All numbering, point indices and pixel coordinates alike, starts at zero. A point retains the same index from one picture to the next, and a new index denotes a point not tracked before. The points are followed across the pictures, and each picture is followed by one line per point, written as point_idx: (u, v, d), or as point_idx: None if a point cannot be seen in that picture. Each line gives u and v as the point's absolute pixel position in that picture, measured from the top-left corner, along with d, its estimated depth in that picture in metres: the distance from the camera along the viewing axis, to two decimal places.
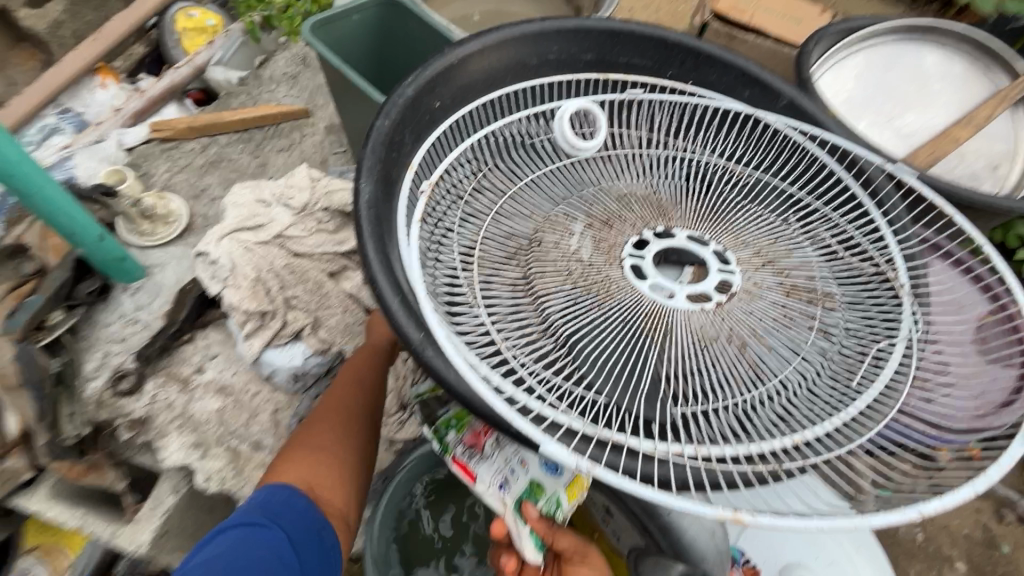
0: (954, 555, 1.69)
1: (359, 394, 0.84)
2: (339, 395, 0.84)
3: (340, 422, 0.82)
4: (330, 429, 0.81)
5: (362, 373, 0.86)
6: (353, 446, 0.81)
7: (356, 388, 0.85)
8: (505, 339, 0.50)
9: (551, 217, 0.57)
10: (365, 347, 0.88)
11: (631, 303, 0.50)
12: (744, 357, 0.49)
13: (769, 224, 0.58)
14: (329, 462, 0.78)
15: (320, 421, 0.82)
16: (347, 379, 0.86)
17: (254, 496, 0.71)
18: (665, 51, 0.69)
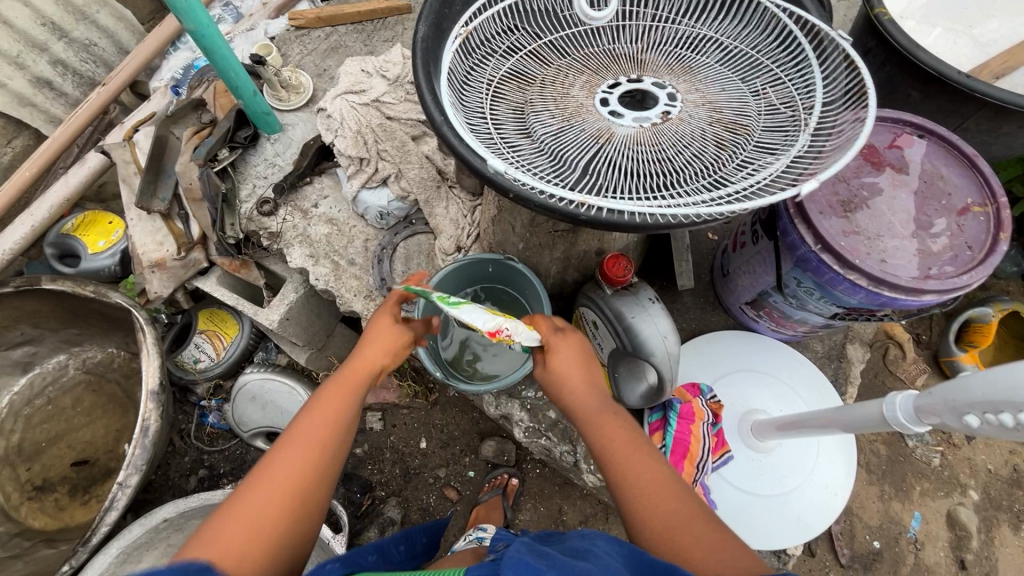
0: (970, 484, 1.72)
1: (345, 420, 0.80)
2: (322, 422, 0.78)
3: (321, 455, 0.76)
4: (314, 445, 0.76)
5: (353, 390, 0.83)
6: (308, 521, 0.73)
7: (342, 409, 0.81)
8: (497, 133, 0.71)
9: (558, 67, 0.77)
10: (359, 365, 0.85)
11: (594, 120, 0.70)
12: (656, 153, 0.67)
13: (723, 81, 0.75)
14: (288, 501, 0.71)
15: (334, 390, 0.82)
16: (330, 405, 0.80)
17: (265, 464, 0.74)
18: None
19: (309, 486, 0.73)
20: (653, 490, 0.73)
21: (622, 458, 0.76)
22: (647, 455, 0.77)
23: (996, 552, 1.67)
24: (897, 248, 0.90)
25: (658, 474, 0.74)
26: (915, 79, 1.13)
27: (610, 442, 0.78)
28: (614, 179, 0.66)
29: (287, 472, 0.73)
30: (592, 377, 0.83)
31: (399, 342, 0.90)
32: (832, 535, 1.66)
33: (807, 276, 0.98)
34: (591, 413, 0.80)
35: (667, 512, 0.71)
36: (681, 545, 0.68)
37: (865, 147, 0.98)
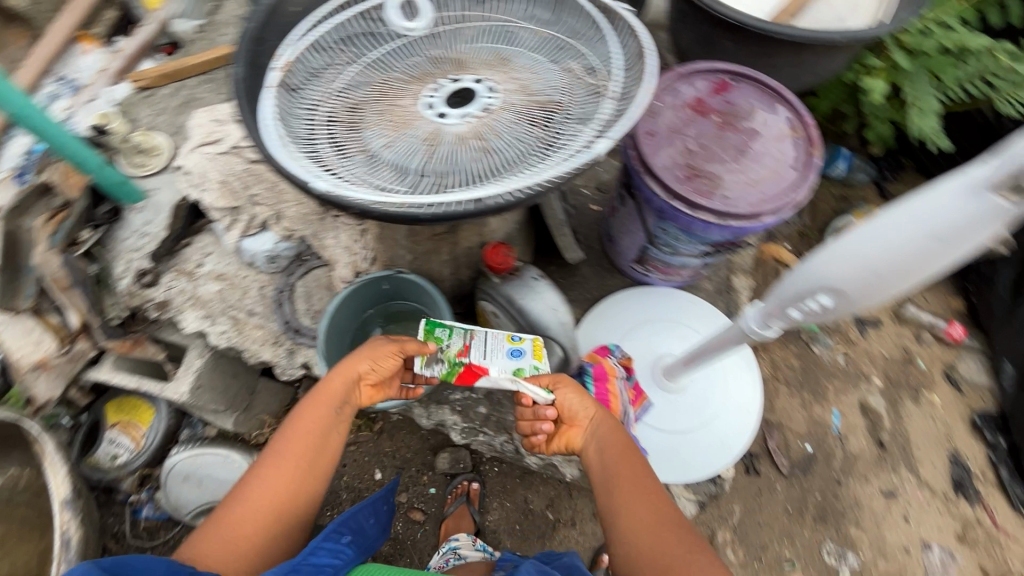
0: (873, 373, 1.93)
1: (315, 436, 0.94)
2: (293, 442, 0.93)
3: (296, 473, 0.92)
4: (287, 463, 0.92)
5: (328, 402, 0.95)
6: (292, 520, 0.91)
7: (314, 423, 0.94)
8: (329, 153, 0.72)
9: (385, 82, 0.81)
10: (341, 372, 0.96)
11: (423, 125, 0.74)
12: (482, 145, 0.71)
13: (535, 67, 0.80)
14: (270, 514, 0.89)
15: (317, 404, 0.95)
16: (307, 420, 0.94)
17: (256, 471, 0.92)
18: None
19: (286, 502, 0.91)
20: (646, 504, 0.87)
21: (624, 494, 0.89)
22: (643, 485, 0.90)
23: (906, 425, 1.88)
24: (735, 182, 1.00)
25: (654, 510, 0.87)
26: (724, 31, 1.25)
27: (620, 476, 0.90)
28: (444, 176, 0.69)
29: (273, 484, 0.91)
30: (614, 427, 0.96)
31: (376, 351, 0.96)
32: (770, 450, 1.81)
33: (670, 224, 1.07)
34: (617, 453, 0.93)
35: (649, 526, 0.85)
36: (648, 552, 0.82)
37: (689, 100, 1.09)
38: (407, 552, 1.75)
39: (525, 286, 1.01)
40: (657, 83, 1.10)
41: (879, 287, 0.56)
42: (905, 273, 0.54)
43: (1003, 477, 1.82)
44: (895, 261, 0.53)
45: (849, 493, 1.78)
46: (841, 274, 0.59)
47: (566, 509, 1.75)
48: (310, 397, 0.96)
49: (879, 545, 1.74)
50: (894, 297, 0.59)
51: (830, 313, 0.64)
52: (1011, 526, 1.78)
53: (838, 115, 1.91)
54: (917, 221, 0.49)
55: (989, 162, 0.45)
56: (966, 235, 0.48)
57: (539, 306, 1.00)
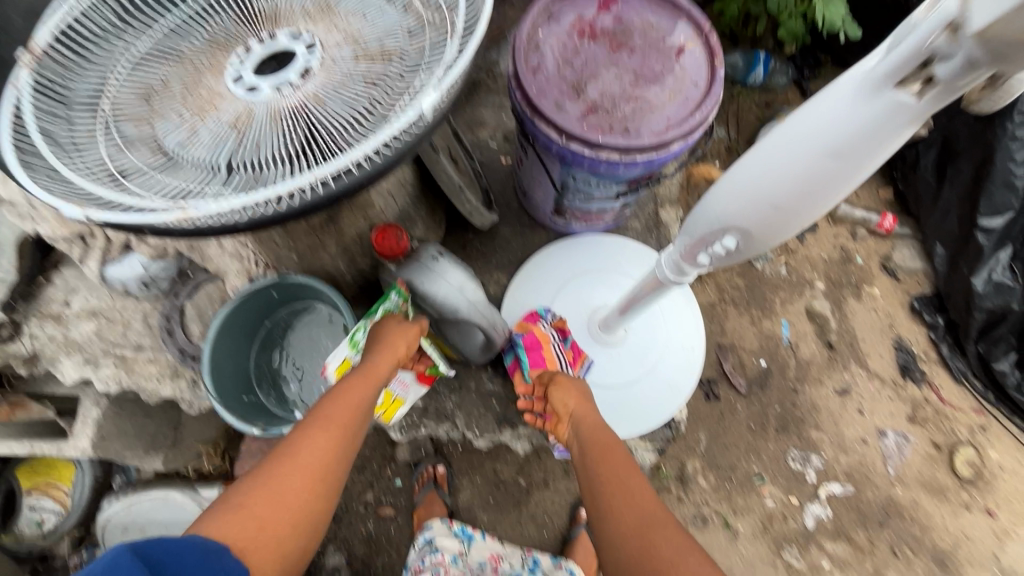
0: (815, 278, 1.93)
1: (358, 414, 0.81)
2: (338, 412, 0.79)
3: (338, 444, 0.77)
4: (330, 435, 0.76)
5: (370, 386, 0.84)
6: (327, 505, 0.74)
7: (359, 401, 0.82)
8: (114, 162, 0.57)
9: (182, 57, 0.64)
10: (384, 354, 0.87)
11: (229, 105, 0.59)
12: (304, 119, 0.57)
13: (366, 9, 0.65)
14: (310, 493, 0.72)
15: (361, 382, 0.84)
16: (350, 396, 0.82)
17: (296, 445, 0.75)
18: None
19: (327, 480, 0.74)
20: (622, 500, 0.76)
21: (606, 480, 0.80)
22: (625, 468, 0.81)
23: (852, 322, 1.90)
24: (635, 111, 0.89)
25: (637, 493, 0.77)
26: None
27: (602, 464, 0.82)
28: (262, 167, 0.56)
29: (294, 490, 0.70)
30: (591, 413, 0.92)
31: (412, 334, 0.91)
32: (726, 373, 1.81)
33: (577, 169, 0.97)
34: (596, 441, 0.86)
35: (630, 508, 0.75)
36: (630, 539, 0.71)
37: (573, 23, 0.95)
38: (383, 549, 1.69)
39: (425, 269, 0.89)
40: (537, 7, 0.96)
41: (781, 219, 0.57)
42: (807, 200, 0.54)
43: (945, 354, 1.88)
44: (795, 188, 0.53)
45: (806, 398, 1.82)
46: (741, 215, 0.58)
47: (537, 472, 1.72)
48: (350, 375, 0.85)
49: (839, 442, 1.79)
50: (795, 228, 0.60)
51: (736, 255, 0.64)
52: (956, 399, 1.86)
53: (748, 17, 1.81)
54: (812, 145, 0.49)
55: (880, 60, 0.44)
56: (859, 148, 0.48)
57: (444, 288, 0.88)
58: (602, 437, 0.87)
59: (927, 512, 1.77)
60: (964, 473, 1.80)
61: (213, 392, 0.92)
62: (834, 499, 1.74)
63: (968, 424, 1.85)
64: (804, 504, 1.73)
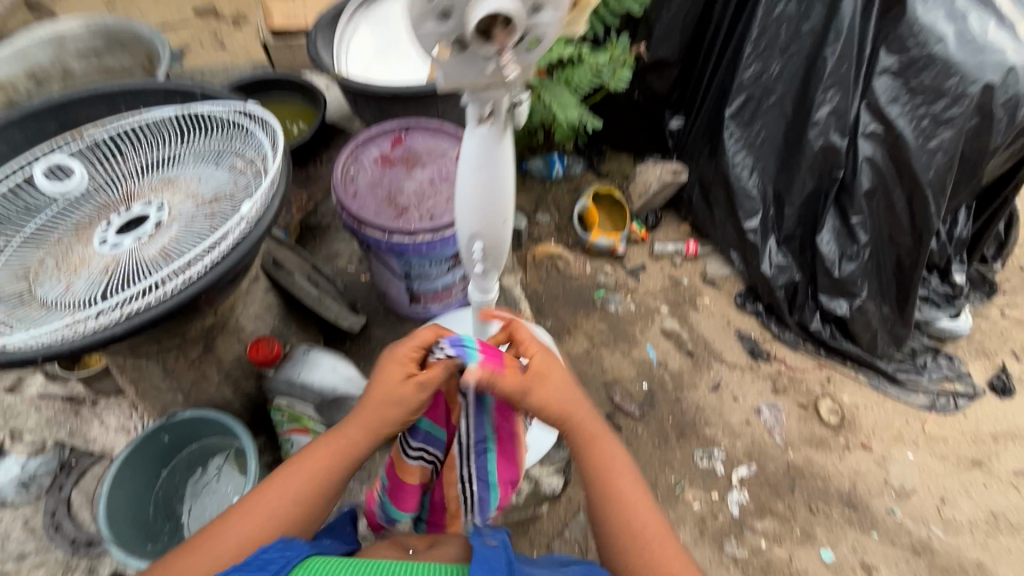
0: (658, 304, 2.32)
1: (319, 470, 0.89)
2: (302, 468, 0.90)
3: (300, 491, 0.88)
4: (286, 485, 0.88)
5: (340, 448, 0.91)
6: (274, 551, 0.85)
7: (322, 463, 0.89)
8: (5, 320, 0.74)
9: (56, 241, 0.85)
10: (359, 417, 0.92)
11: (98, 261, 0.79)
12: (158, 255, 0.79)
13: (199, 176, 0.91)
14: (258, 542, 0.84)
15: (326, 445, 0.91)
16: (315, 453, 0.90)
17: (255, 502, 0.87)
18: (109, 102, 1.06)
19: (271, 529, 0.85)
20: (603, 485, 0.92)
21: (590, 462, 0.93)
22: (607, 447, 0.95)
23: (699, 329, 2.27)
24: (434, 203, 1.20)
25: (619, 471, 0.93)
26: (388, 101, 1.51)
27: (592, 450, 0.94)
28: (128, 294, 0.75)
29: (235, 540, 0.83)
30: (571, 391, 0.95)
31: (406, 398, 0.91)
32: (619, 403, 2.04)
33: (408, 256, 1.22)
34: (582, 423, 0.94)
35: (613, 482, 0.92)
36: (625, 518, 0.90)
37: (375, 158, 1.27)
38: None
39: (298, 364, 1.07)
40: (345, 154, 1.28)
41: (492, 216, 0.81)
42: (494, 196, 0.80)
43: (777, 331, 2.29)
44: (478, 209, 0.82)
45: (690, 402, 2.08)
46: (469, 221, 0.83)
47: None
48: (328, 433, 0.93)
49: (730, 430, 2.04)
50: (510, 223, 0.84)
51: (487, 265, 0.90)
52: (800, 363, 2.24)
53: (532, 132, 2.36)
54: (465, 155, 0.77)
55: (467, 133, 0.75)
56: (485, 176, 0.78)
57: (315, 375, 1.06)
58: (575, 418, 0.94)
59: (821, 464, 2.01)
60: (832, 419, 2.11)
61: (117, 548, 0.94)
62: (746, 481, 1.94)
63: (817, 379, 2.20)
64: (724, 496, 1.90)
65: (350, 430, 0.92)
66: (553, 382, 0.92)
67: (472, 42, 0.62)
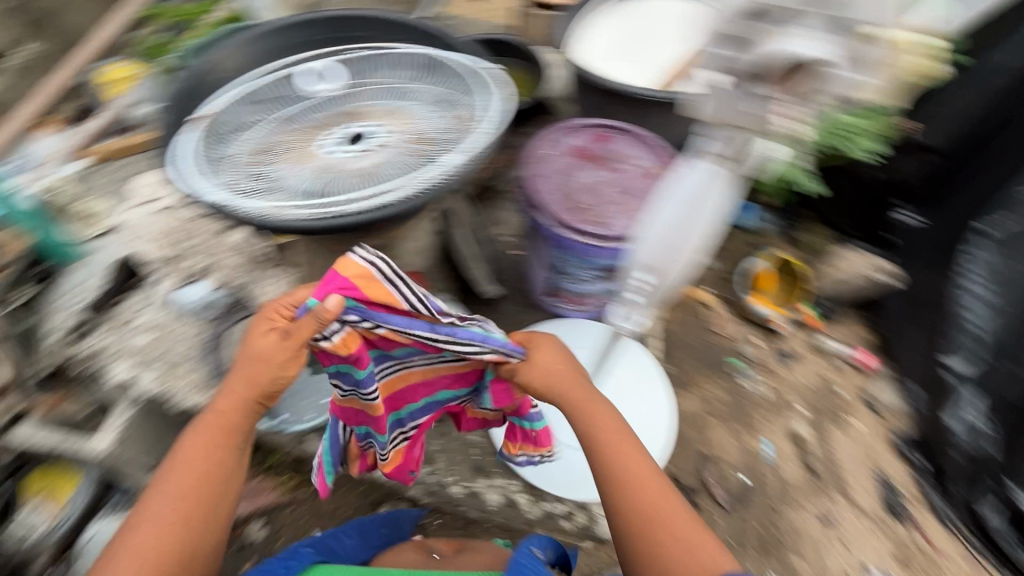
0: (797, 401, 2.04)
1: (225, 435, 0.96)
2: (201, 437, 0.96)
3: (221, 448, 0.96)
4: (208, 446, 0.95)
5: (216, 425, 0.96)
6: (216, 493, 0.95)
7: (211, 436, 0.96)
8: (244, 184, 0.89)
9: (294, 130, 0.98)
10: (224, 399, 0.96)
11: (324, 163, 0.92)
12: (370, 175, 0.90)
13: (422, 114, 0.98)
14: (196, 490, 0.93)
15: (209, 425, 0.96)
16: (204, 427, 0.96)
17: (179, 469, 0.94)
18: (376, 25, 1.18)
19: (209, 482, 0.94)
20: (606, 444, 1.01)
21: (594, 426, 1.03)
22: (606, 411, 1.04)
23: (833, 449, 1.96)
24: (610, 211, 1.17)
25: (614, 430, 1.03)
26: (607, 97, 1.49)
27: (598, 419, 1.03)
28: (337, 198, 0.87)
29: (172, 496, 0.91)
30: (574, 368, 1.06)
31: (266, 376, 0.92)
32: (708, 482, 1.86)
33: (565, 252, 1.22)
34: (578, 397, 1.03)
35: (614, 444, 1.01)
36: (628, 475, 0.98)
37: (571, 148, 1.27)
38: None
39: None
40: (548, 135, 1.30)
41: (672, 254, 1.02)
42: (681, 241, 1.00)
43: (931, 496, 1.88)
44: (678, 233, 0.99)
45: (788, 520, 1.82)
46: (652, 254, 1.04)
47: None
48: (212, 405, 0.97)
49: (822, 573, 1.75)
50: (686, 260, 1.03)
51: (652, 283, 1.08)
52: (945, 545, 1.82)
53: None
54: (687, 186, 0.95)
55: (702, 166, 0.94)
56: (696, 214, 0.96)
57: None
58: (580, 386, 1.04)
59: None
60: None
61: None
62: None
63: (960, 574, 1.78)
64: None
65: (225, 409, 0.96)
66: (541, 359, 1.02)
67: (765, 80, 0.81)
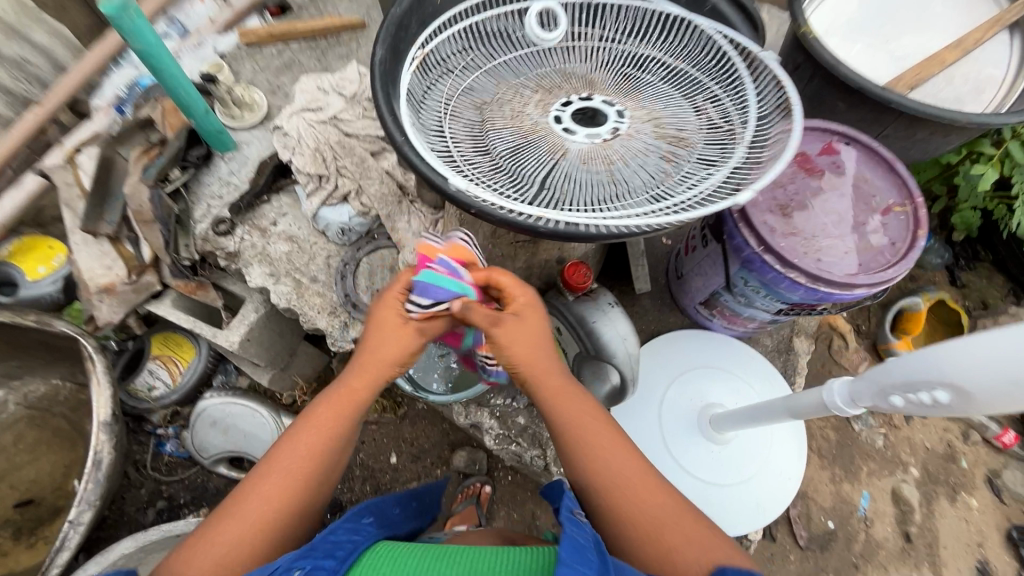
0: (911, 462, 1.85)
1: (349, 412, 0.93)
2: (327, 410, 0.93)
3: (342, 424, 0.93)
4: (330, 420, 0.93)
5: (347, 399, 0.93)
6: (334, 464, 0.94)
7: (336, 411, 0.93)
8: (458, 151, 0.74)
9: (512, 87, 0.82)
10: (354, 373, 0.93)
11: (550, 138, 0.74)
12: (608, 169, 0.72)
13: (665, 100, 0.80)
14: (314, 462, 0.91)
15: (336, 399, 0.93)
16: (331, 401, 0.93)
17: (303, 440, 0.91)
18: None
19: (330, 453, 0.93)
20: (586, 428, 0.90)
21: (571, 421, 0.90)
22: (577, 397, 0.92)
23: (937, 523, 1.79)
24: (830, 246, 0.98)
25: (585, 417, 0.91)
26: (840, 91, 1.22)
27: (567, 406, 0.91)
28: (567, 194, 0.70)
29: (295, 465, 0.90)
30: (534, 342, 0.91)
31: (399, 353, 0.91)
32: (790, 518, 1.76)
33: (753, 277, 1.05)
34: (550, 382, 0.91)
35: (604, 445, 0.89)
36: (611, 478, 0.87)
37: (796, 154, 1.06)
38: None
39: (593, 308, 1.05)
40: None
41: (1014, 398, 0.52)
42: None
43: None
44: None
45: None
46: (977, 378, 0.55)
47: None
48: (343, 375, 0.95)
49: None
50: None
51: (940, 408, 0.60)
52: None
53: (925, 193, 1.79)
54: None
55: None
56: None
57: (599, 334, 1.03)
58: (535, 362, 0.90)
59: None
60: None
61: None
62: None
63: None
64: None
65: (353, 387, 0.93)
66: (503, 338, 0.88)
67: None
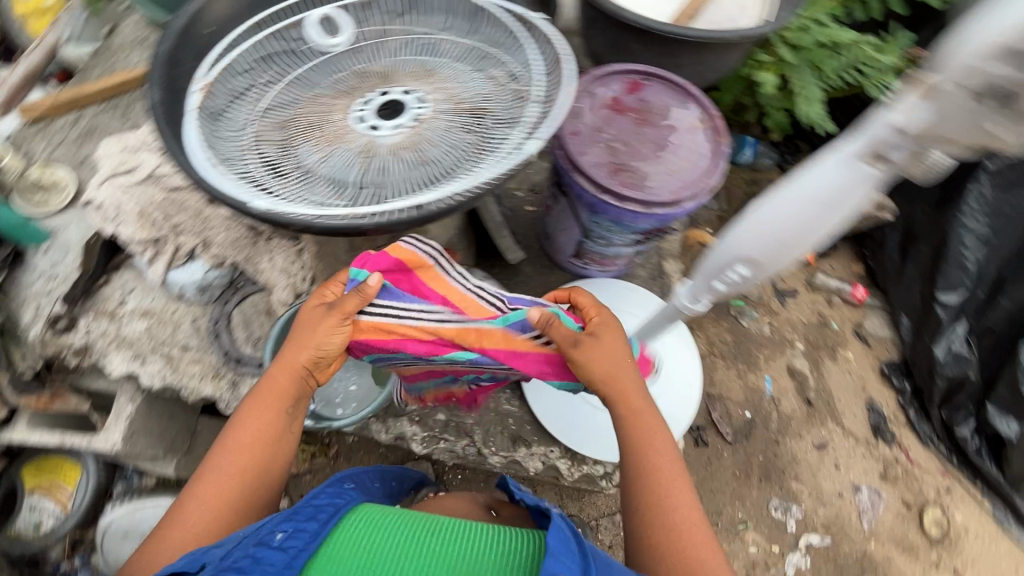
0: (795, 338, 2.11)
1: (278, 405, 0.92)
2: (257, 405, 0.92)
3: (272, 417, 0.91)
4: (262, 415, 0.91)
5: (274, 392, 0.91)
6: (273, 461, 0.92)
7: (268, 407, 0.91)
8: (265, 170, 0.74)
9: (309, 97, 0.82)
10: (282, 363, 0.91)
11: (355, 138, 0.76)
12: (416, 154, 0.75)
13: (462, 76, 0.84)
14: (249, 462, 0.89)
15: (265, 394, 0.92)
16: (260, 397, 0.92)
17: (238, 436, 0.90)
18: None
19: (266, 449, 0.91)
20: (651, 451, 0.91)
21: (636, 441, 0.92)
22: (653, 425, 0.93)
23: (828, 381, 2.06)
24: (655, 172, 1.08)
25: (661, 444, 0.92)
26: (631, 34, 1.34)
27: (640, 426, 0.93)
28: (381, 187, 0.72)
29: (230, 465, 0.89)
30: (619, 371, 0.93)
31: (318, 335, 0.90)
32: (715, 420, 1.94)
33: (602, 217, 1.14)
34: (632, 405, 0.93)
35: (659, 467, 0.91)
36: (660, 497, 0.88)
37: (606, 99, 1.16)
38: None
39: None
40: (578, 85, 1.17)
41: (784, 252, 0.66)
42: (804, 237, 0.64)
43: (912, 417, 2.03)
44: (797, 227, 0.63)
45: (788, 450, 1.94)
46: (751, 245, 0.68)
47: None
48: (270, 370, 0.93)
49: (817, 494, 1.90)
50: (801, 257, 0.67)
51: (747, 281, 0.74)
52: (924, 461, 2.00)
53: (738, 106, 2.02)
54: (818, 181, 0.58)
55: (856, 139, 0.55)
56: (842, 198, 0.58)
57: None
58: (616, 388, 0.92)
59: (898, 567, 1.84)
60: (931, 531, 1.90)
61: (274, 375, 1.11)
62: (813, 550, 1.83)
63: (935, 485, 1.97)
64: (784, 552, 1.82)
65: (278, 378, 0.92)
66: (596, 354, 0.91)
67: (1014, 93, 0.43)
